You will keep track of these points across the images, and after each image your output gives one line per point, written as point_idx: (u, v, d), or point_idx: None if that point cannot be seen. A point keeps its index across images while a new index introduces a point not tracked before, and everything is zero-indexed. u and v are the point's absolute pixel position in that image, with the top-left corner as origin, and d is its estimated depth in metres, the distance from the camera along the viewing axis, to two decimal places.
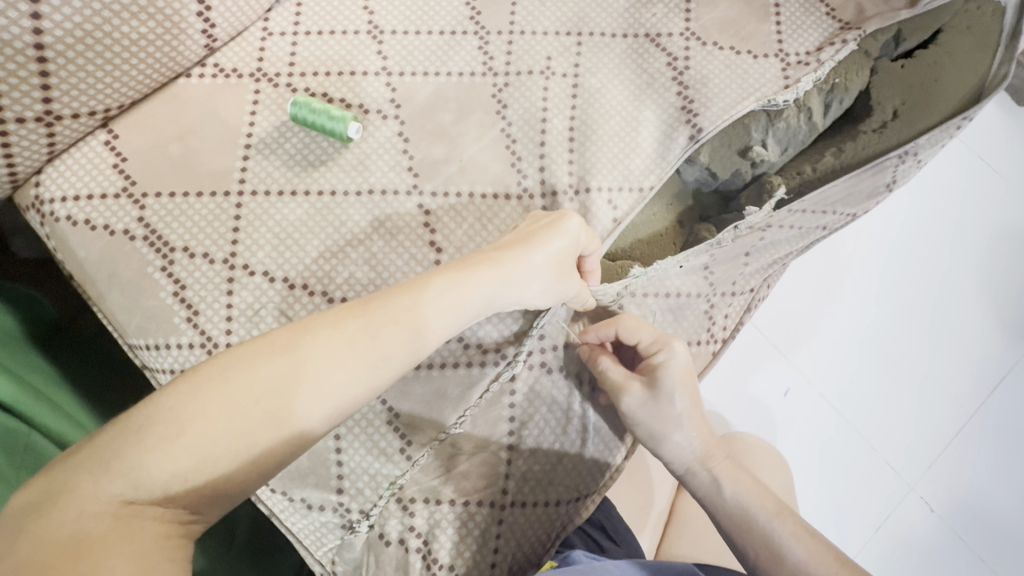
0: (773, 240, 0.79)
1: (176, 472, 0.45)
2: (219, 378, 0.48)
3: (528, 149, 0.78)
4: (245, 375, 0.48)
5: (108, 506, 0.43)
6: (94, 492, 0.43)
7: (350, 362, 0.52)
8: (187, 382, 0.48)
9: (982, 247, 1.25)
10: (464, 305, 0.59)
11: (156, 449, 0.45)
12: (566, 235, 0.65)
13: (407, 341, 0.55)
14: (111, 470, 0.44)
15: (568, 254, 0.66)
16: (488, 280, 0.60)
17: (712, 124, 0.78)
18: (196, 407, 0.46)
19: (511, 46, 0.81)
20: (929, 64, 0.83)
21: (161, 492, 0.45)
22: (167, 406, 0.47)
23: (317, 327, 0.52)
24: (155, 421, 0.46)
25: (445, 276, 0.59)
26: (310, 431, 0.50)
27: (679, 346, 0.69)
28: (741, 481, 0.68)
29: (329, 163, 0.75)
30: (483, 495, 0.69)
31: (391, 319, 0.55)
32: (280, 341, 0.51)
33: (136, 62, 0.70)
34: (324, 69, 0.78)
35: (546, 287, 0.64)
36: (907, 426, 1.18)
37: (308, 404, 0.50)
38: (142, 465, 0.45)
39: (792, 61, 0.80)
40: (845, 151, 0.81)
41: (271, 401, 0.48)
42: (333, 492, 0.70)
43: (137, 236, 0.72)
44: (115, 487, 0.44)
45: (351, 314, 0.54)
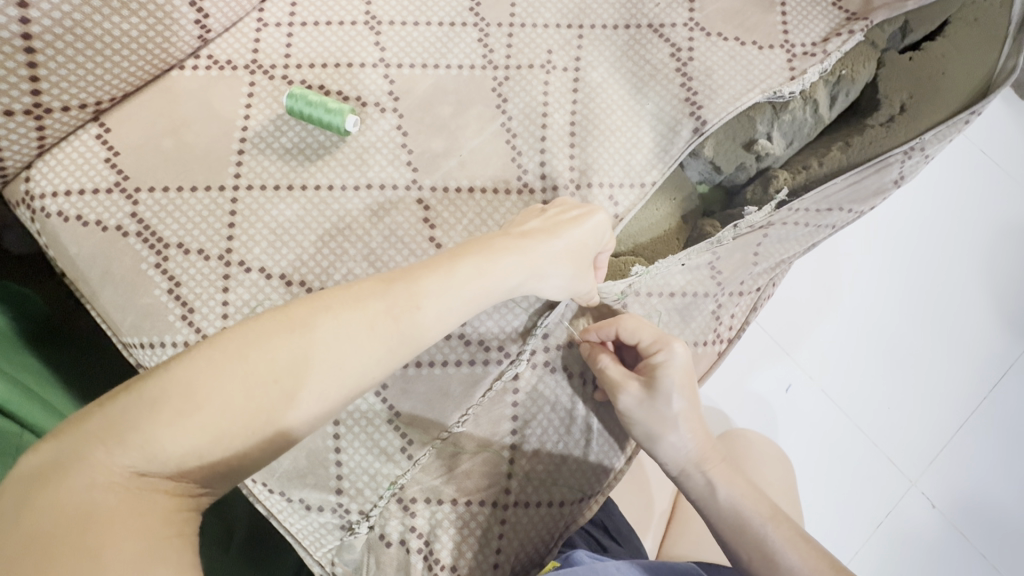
0: (782, 237, 0.77)
1: (190, 449, 0.43)
2: (237, 352, 0.46)
3: (529, 143, 0.76)
4: (264, 351, 0.46)
5: (118, 477, 0.41)
6: (104, 462, 0.41)
7: (369, 345, 0.49)
8: (204, 352, 0.46)
9: (984, 242, 1.23)
10: (493, 288, 0.58)
11: (170, 422, 0.43)
12: (593, 233, 0.67)
13: (430, 323, 0.54)
14: (124, 441, 0.42)
15: (591, 251, 0.67)
16: (520, 265, 0.60)
17: (717, 117, 0.77)
18: (212, 381, 0.44)
19: (512, 38, 0.79)
20: (937, 56, 0.82)
21: (173, 468, 0.43)
22: (183, 378, 0.44)
23: (338, 305, 0.50)
24: (169, 393, 0.43)
25: (473, 259, 0.57)
26: (325, 414, 0.48)
27: (679, 347, 0.67)
28: (736, 485, 0.67)
29: (326, 157, 0.74)
30: (485, 495, 0.69)
31: (420, 299, 0.53)
32: (298, 317, 0.48)
33: (128, 54, 0.68)
34: (320, 61, 0.76)
35: (564, 278, 0.64)
36: (909, 423, 1.17)
37: (326, 386, 0.48)
38: (156, 438, 0.42)
39: (797, 52, 0.78)
40: (852, 146, 0.80)
41: (289, 381, 0.46)
42: (332, 492, 0.69)
43: (130, 232, 0.70)
44: (127, 459, 0.42)
45: (373, 294, 0.51)
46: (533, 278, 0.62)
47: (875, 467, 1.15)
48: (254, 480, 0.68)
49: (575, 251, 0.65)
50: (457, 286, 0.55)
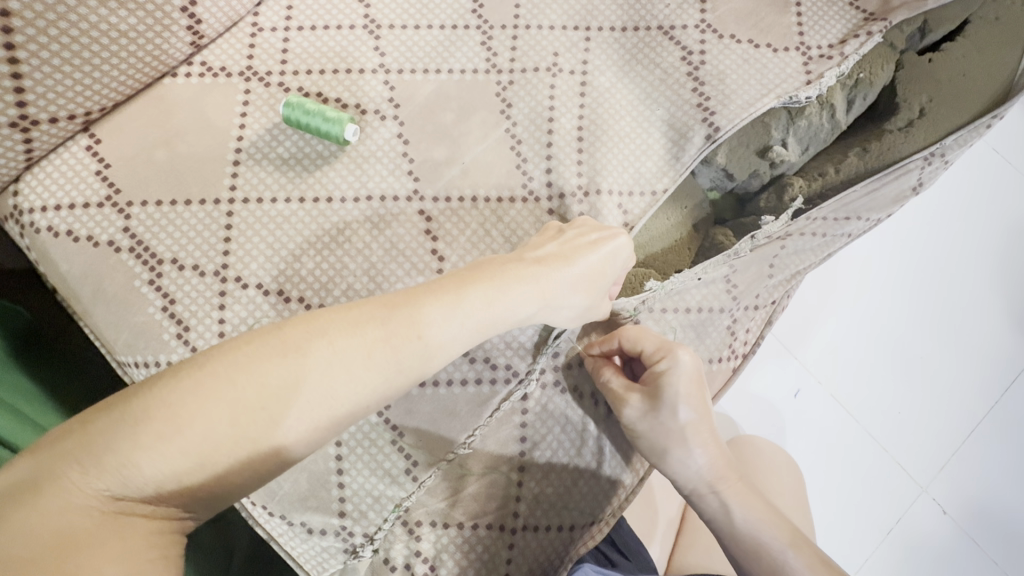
0: (799, 248, 0.75)
1: (170, 474, 0.41)
2: (226, 374, 0.43)
3: (534, 150, 0.74)
4: (254, 374, 0.44)
5: (93, 501, 0.40)
6: (79, 485, 0.40)
7: (363, 372, 0.47)
8: (194, 372, 0.43)
9: (995, 242, 1.21)
10: (504, 318, 0.56)
11: (151, 445, 0.41)
12: (612, 259, 0.65)
13: (434, 350, 0.51)
14: (101, 464, 0.40)
15: (609, 278, 0.65)
16: (533, 294, 0.58)
17: (730, 123, 0.74)
18: (198, 404, 0.42)
19: (516, 41, 0.76)
20: (957, 58, 0.79)
21: (150, 492, 0.41)
22: (168, 399, 0.42)
23: (333, 329, 0.47)
24: (153, 413, 0.41)
25: (484, 287, 0.55)
26: (314, 442, 0.46)
27: (684, 353, 0.64)
28: (753, 507, 0.64)
29: (325, 167, 0.71)
30: (493, 518, 0.67)
31: (424, 327, 0.50)
32: (292, 341, 0.46)
33: (119, 63, 0.66)
34: (317, 67, 0.74)
35: (576, 305, 0.62)
36: (917, 426, 1.15)
37: (316, 414, 0.45)
38: (133, 462, 0.41)
39: (813, 54, 0.76)
40: (870, 152, 0.77)
41: (278, 407, 0.44)
42: (335, 515, 0.66)
43: (122, 247, 0.68)
44: (102, 483, 0.40)
45: (372, 318, 0.49)
46: (547, 307, 0.60)
47: (885, 474, 1.13)
48: (253, 502, 0.65)
49: (592, 279, 0.63)
50: (466, 315, 0.53)
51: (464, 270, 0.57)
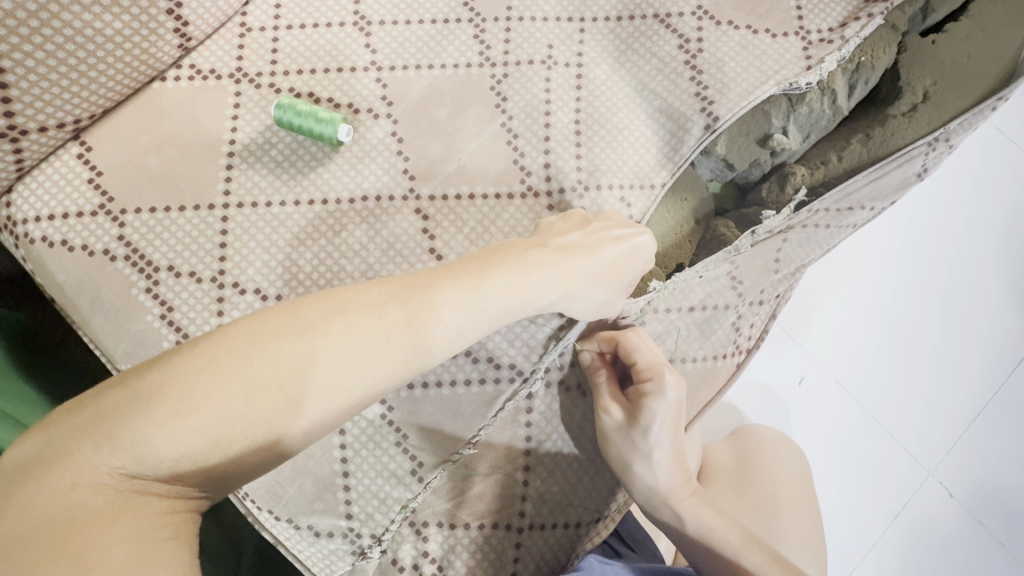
0: (803, 240, 0.74)
1: (184, 452, 0.41)
2: (243, 352, 0.43)
3: (531, 144, 0.72)
4: (272, 354, 0.43)
5: (107, 478, 0.40)
6: (93, 462, 0.40)
7: (380, 355, 0.47)
8: (209, 350, 0.43)
9: (1000, 222, 1.19)
10: (524, 303, 0.55)
11: (164, 423, 0.40)
12: (635, 255, 0.64)
13: (452, 335, 0.51)
14: (114, 441, 0.40)
15: (629, 274, 0.65)
16: (554, 281, 0.57)
17: (729, 112, 0.73)
18: (213, 382, 0.42)
19: (509, 34, 0.75)
20: (961, 39, 0.77)
21: (164, 471, 0.41)
22: (183, 376, 0.42)
23: (352, 310, 0.47)
24: (167, 389, 0.41)
25: (506, 274, 0.54)
26: (331, 423, 0.46)
27: (672, 385, 0.64)
28: (706, 516, 0.66)
29: (319, 169, 0.70)
30: (499, 517, 0.67)
31: (444, 312, 0.50)
32: (311, 321, 0.45)
33: (106, 69, 0.65)
34: (308, 66, 0.72)
35: (594, 297, 0.62)
36: (922, 409, 1.14)
37: (333, 394, 0.45)
38: (147, 441, 0.40)
39: (814, 39, 0.74)
40: (874, 138, 0.76)
41: (295, 387, 0.44)
42: (342, 517, 0.66)
43: (118, 256, 0.67)
44: (116, 460, 0.40)
45: (392, 301, 0.49)
46: (567, 296, 0.60)
47: (892, 459, 1.13)
48: (259, 507, 0.65)
49: (613, 272, 0.62)
50: (488, 301, 0.52)
51: (485, 254, 0.57)
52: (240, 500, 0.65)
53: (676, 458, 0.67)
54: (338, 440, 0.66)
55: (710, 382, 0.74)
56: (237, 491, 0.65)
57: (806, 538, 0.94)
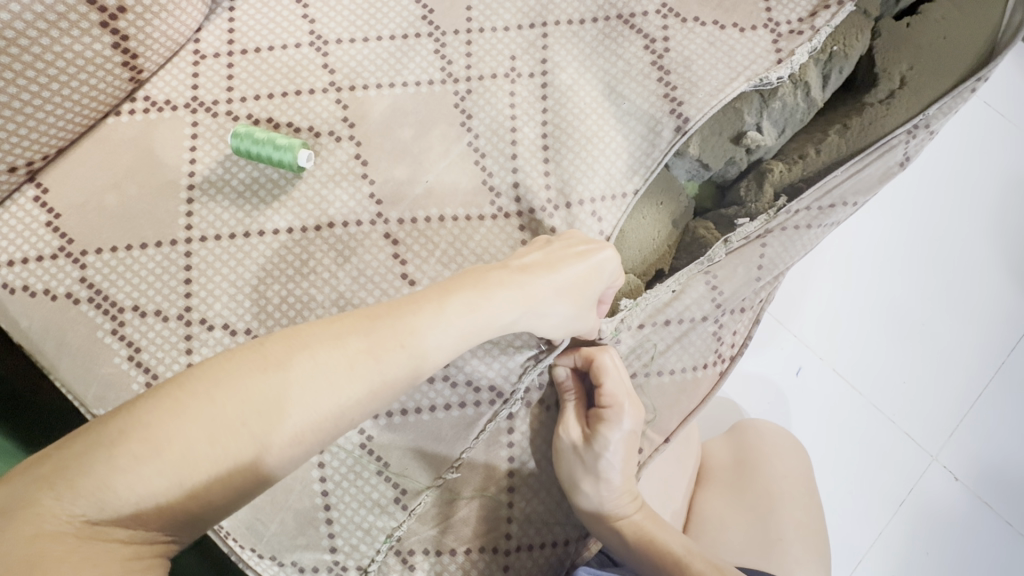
0: (784, 244, 0.72)
1: (145, 494, 0.39)
2: (205, 391, 0.42)
3: (499, 163, 0.71)
4: (234, 392, 0.42)
5: (67, 525, 0.38)
6: (53, 511, 0.38)
7: (347, 384, 0.45)
8: (172, 391, 0.42)
9: (990, 200, 1.17)
10: (489, 325, 0.54)
11: (126, 467, 0.39)
12: (601, 269, 0.62)
13: (418, 361, 0.49)
14: (75, 488, 0.38)
15: (597, 288, 0.63)
16: (516, 300, 0.56)
17: (699, 112, 0.71)
18: (174, 424, 0.40)
19: (471, 47, 0.73)
20: (936, 20, 0.75)
21: (127, 515, 0.39)
22: (145, 418, 0.40)
23: (316, 342, 0.46)
24: (128, 432, 0.40)
25: (466, 295, 0.53)
26: (298, 457, 0.44)
27: (630, 414, 0.65)
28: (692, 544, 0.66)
29: (282, 198, 0.69)
30: (485, 541, 0.66)
31: (409, 335, 0.49)
32: (273, 356, 0.44)
33: (55, 109, 0.63)
34: (266, 91, 0.70)
35: (562, 313, 0.60)
36: (915, 394, 1.12)
37: (300, 428, 0.44)
38: (110, 486, 0.39)
39: (783, 31, 0.72)
40: (851, 128, 0.74)
41: (260, 422, 0.42)
42: (326, 551, 0.65)
43: (81, 298, 0.65)
44: (78, 506, 0.38)
45: (354, 330, 0.47)
46: (533, 314, 0.58)
47: (894, 447, 1.11)
48: (242, 545, 0.65)
49: (579, 287, 0.60)
50: (449, 324, 0.51)
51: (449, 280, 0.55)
52: (222, 539, 0.65)
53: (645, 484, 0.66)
54: (318, 473, 0.64)
55: (692, 393, 0.72)
56: (218, 530, 0.64)
57: (810, 534, 0.91)
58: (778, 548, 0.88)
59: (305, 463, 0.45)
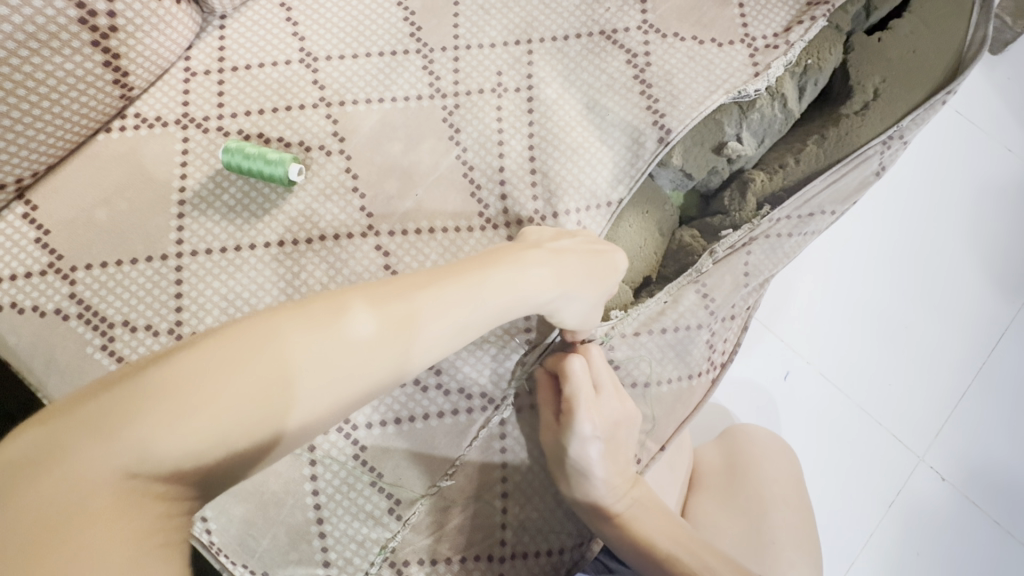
0: (769, 251, 0.75)
1: (186, 452, 0.37)
2: (254, 346, 0.40)
3: (487, 175, 0.72)
4: (284, 346, 0.41)
5: (104, 479, 0.36)
6: (90, 462, 0.36)
7: (390, 347, 0.45)
8: (217, 344, 0.40)
9: (966, 205, 1.21)
10: (524, 299, 0.54)
11: (173, 420, 0.37)
12: (616, 266, 0.65)
13: (460, 328, 0.50)
14: (114, 439, 0.36)
15: (612, 281, 0.65)
16: (551, 276, 0.56)
17: (681, 124, 0.73)
18: (226, 378, 0.39)
19: (458, 63, 0.75)
20: (905, 34, 0.78)
21: (168, 470, 0.37)
22: (189, 370, 0.38)
23: (363, 301, 0.45)
24: (176, 383, 0.38)
25: (505, 267, 0.54)
26: (337, 415, 0.44)
27: (586, 417, 0.64)
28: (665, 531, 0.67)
29: (273, 211, 0.69)
30: (479, 550, 0.66)
31: (453, 302, 0.49)
32: (321, 313, 0.43)
33: (46, 126, 0.63)
34: (255, 107, 0.72)
35: (585, 298, 0.61)
36: (902, 396, 1.15)
37: (343, 386, 0.43)
38: (153, 439, 0.37)
39: (759, 45, 0.75)
40: (829, 138, 0.77)
41: (309, 378, 0.41)
42: (319, 565, 0.64)
43: (71, 314, 0.65)
44: (119, 459, 0.36)
45: (402, 293, 0.47)
46: (562, 294, 0.58)
47: (884, 449, 1.13)
48: (235, 562, 0.64)
49: (600, 274, 0.62)
50: (490, 293, 0.52)
51: (481, 255, 0.56)
52: (214, 556, 0.65)
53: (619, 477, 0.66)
54: (310, 486, 0.64)
55: (687, 401, 0.73)
56: (210, 546, 0.64)
57: (801, 538, 0.92)
58: (766, 552, 0.89)
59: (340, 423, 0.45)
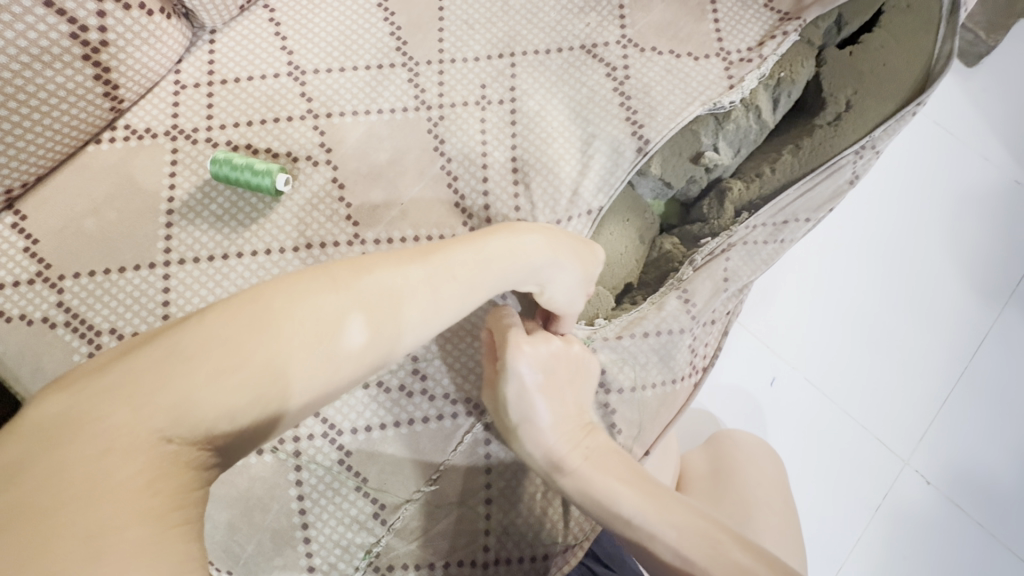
0: (747, 256, 0.76)
1: (222, 411, 0.40)
2: (282, 309, 0.43)
3: (471, 186, 0.74)
4: (309, 309, 0.43)
5: (143, 441, 0.37)
6: (131, 424, 0.37)
7: (404, 307, 0.47)
8: (248, 308, 0.42)
9: (944, 212, 1.24)
10: (521, 267, 0.55)
11: (208, 380, 0.39)
12: (600, 251, 0.67)
13: (465, 296, 0.51)
14: (154, 401, 0.38)
15: (597, 266, 0.66)
16: (545, 244, 0.58)
17: (659, 135, 0.75)
18: (256, 338, 0.41)
19: (443, 76, 0.77)
20: (876, 49, 0.81)
21: (202, 434, 0.39)
22: (222, 333, 0.41)
23: (379, 268, 0.48)
24: (209, 346, 0.40)
25: (503, 235, 0.55)
26: (360, 373, 0.46)
27: (524, 356, 0.63)
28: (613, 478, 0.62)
29: (261, 220, 0.71)
30: (463, 554, 0.66)
31: (457, 271, 0.51)
32: (341, 279, 0.46)
33: (36, 137, 0.65)
34: (244, 119, 0.73)
35: (577, 275, 0.62)
36: (886, 400, 1.16)
37: (362, 345, 0.45)
38: (191, 400, 0.39)
39: (734, 59, 0.78)
40: (803, 148, 0.79)
41: (333, 339, 0.44)
42: (303, 571, 0.65)
43: (58, 322, 0.66)
44: (156, 421, 0.38)
45: (413, 261, 0.49)
46: (556, 265, 0.59)
47: (869, 453, 1.14)
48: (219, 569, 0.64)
49: (588, 254, 0.63)
50: (492, 260, 0.53)
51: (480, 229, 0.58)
52: None
53: (561, 423, 0.64)
54: (295, 491, 0.65)
55: (671, 405, 0.74)
56: None
57: (788, 543, 0.92)
58: None
59: (360, 382, 0.47)
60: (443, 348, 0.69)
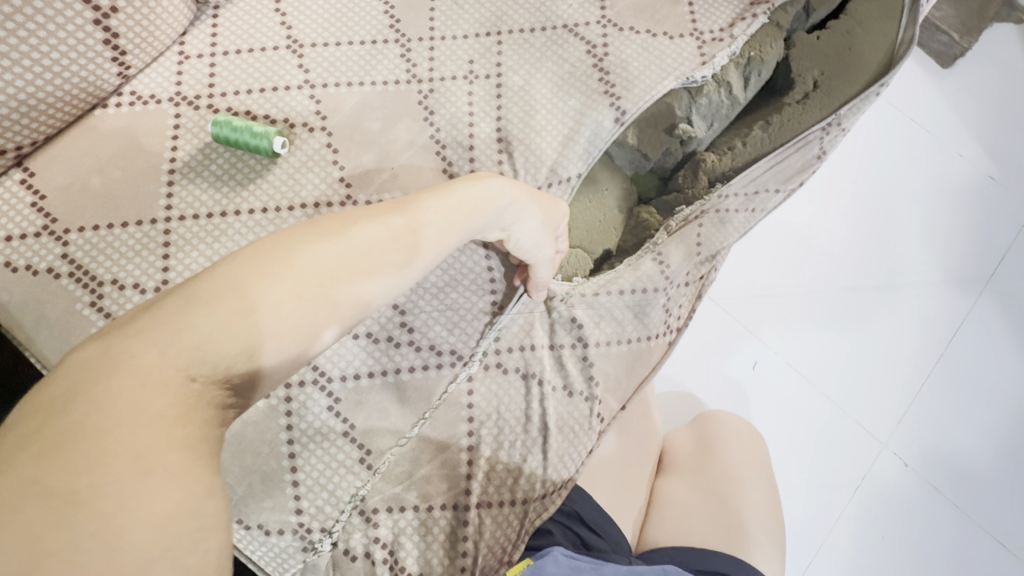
0: (721, 224, 0.81)
1: (241, 351, 0.43)
2: (284, 256, 0.46)
3: (458, 154, 0.78)
4: (307, 255, 0.47)
5: (171, 379, 0.40)
6: (160, 361, 0.40)
7: (398, 255, 0.51)
8: (252, 259, 0.46)
9: (918, 202, 1.29)
10: (486, 215, 0.59)
11: (224, 322, 0.42)
12: (560, 204, 0.72)
13: (440, 241, 0.55)
14: (177, 340, 0.41)
15: (559, 222, 0.70)
16: (508, 189, 0.61)
17: (635, 106, 0.80)
18: (261, 281, 0.45)
19: (433, 52, 0.81)
20: (841, 34, 0.86)
21: (225, 372, 0.42)
22: (231, 279, 0.44)
23: (361, 218, 0.51)
24: (221, 291, 0.43)
25: (466, 183, 0.59)
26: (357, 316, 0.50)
27: None
28: None
29: (257, 180, 0.74)
30: (447, 498, 0.69)
31: (428, 216, 0.54)
32: (332, 228, 0.49)
33: (46, 97, 0.68)
34: (245, 87, 0.77)
35: (540, 225, 0.66)
36: (862, 382, 1.20)
37: (359, 288, 0.49)
38: (212, 338, 0.42)
39: (706, 38, 0.83)
40: (773, 123, 0.83)
41: (333, 282, 0.47)
42: (292, 513, 0.67)
43: (61, 273, 0.69)
44: (183, 360, 0.41)
45: (391, 211, 0.53)
46: (518, 209, 0.63)
47: (845, 430, 1.18)
48: None
49: (549, 206, 0.68)
50: (461, 207, 0.57)
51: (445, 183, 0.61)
52: None
53: None
54: (286, 436, 0.68)
55: (646, 361, 0.78)
56: None
57: (765, 512, 0.96)
58: (733, 531, 0.92)
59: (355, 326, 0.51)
60: (429, 305, 0.74)
